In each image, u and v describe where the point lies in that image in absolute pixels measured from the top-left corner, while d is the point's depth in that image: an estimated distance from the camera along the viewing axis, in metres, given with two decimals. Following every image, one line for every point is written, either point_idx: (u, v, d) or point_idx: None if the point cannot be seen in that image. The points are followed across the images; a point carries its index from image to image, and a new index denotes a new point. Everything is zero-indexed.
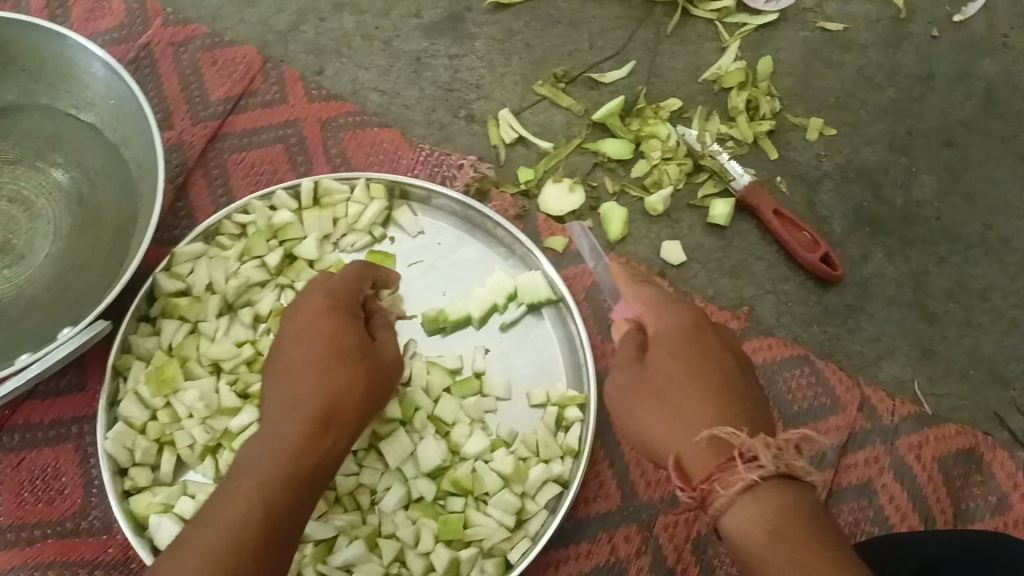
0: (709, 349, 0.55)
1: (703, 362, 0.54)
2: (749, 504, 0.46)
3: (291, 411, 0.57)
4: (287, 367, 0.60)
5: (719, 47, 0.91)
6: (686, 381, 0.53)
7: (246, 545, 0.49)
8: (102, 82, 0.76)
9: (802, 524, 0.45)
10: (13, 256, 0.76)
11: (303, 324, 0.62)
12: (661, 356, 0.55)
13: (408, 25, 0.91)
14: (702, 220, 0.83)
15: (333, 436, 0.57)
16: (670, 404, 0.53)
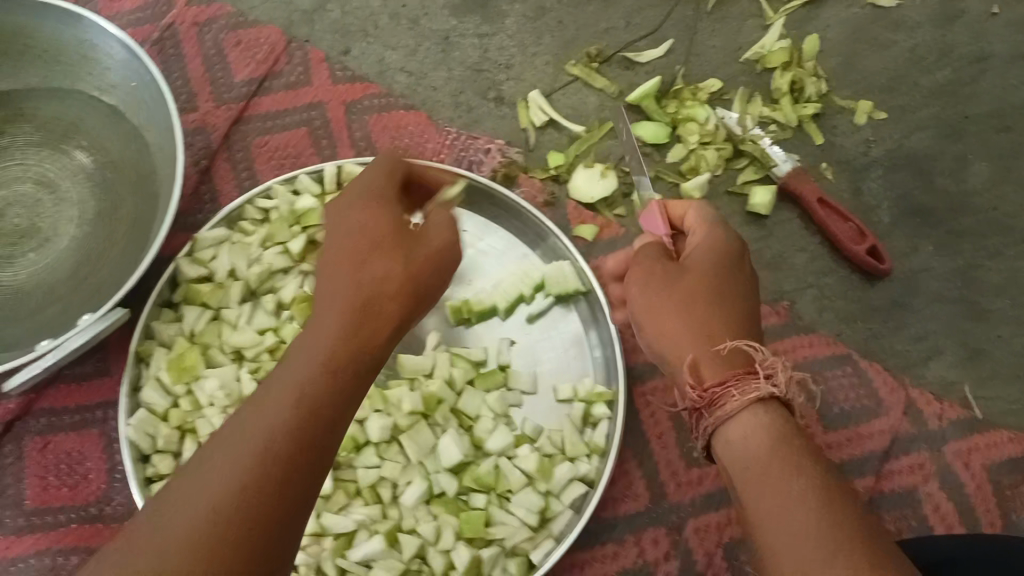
0: (741, 270, 0.55)
1: (738, 285, 0.53)
2: (748, 420, 0.47)
3: (327, 309, 0.49)
4: (327, 258, 0.52)
5: (762, 25, 0.86)
6: (715, 299, 0.52)
7: (273, 472, 0.43)
8: (122, 64, 0.74)
9: (802, 439, 0.47)
10: (37, 240, 0.75)
11: (343, 212, 0.54)
12: (697, 266, 0.54)
13: (437, 3, 0.88)
14: (741, 208, 0.79)
15: (369, 332, 0.49)
16: (696, 316, 0.52)
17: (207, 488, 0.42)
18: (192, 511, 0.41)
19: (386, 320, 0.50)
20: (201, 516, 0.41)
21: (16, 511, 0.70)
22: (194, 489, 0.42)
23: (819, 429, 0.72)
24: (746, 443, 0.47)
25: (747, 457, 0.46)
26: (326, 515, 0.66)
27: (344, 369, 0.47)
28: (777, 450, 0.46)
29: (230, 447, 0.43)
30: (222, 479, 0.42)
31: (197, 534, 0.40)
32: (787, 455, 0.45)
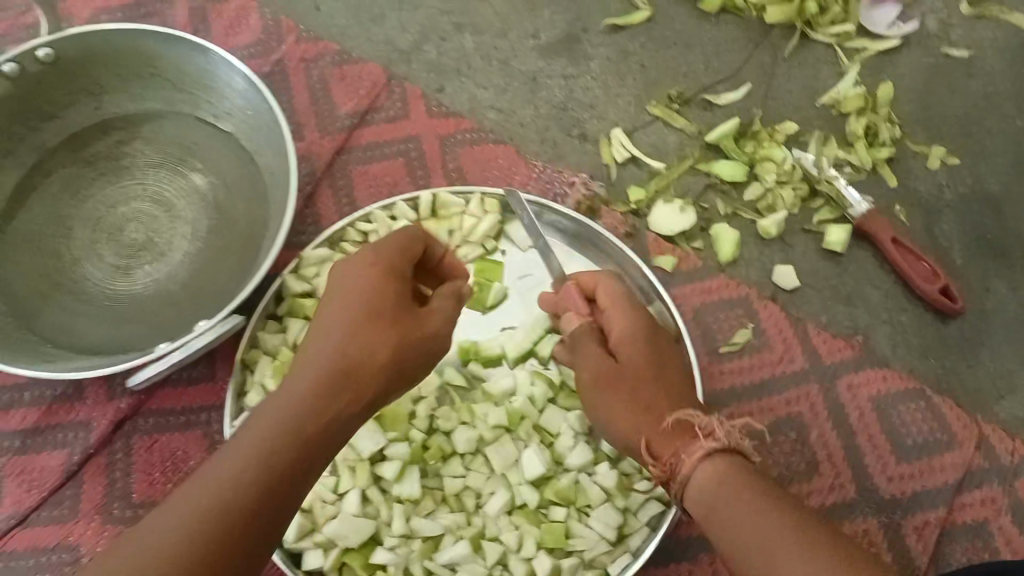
0: (663, 349, 0.61)
1: (665, 360, 0.60)
2: (711, 471, 0.52)
3: (307, 370, 0.53)
4: (318, 322, 0.56)
5: (838, 72, 0.90)
6: (650, 374, 0.59)
7: (221, 522, 0.46)
8: (240, 94, 0.80)
9: (760, 481, 0.51)
10: (154, 253, 0.82)
11: (342, 278, 0.58)
12: (634, 353, 0.60)
13: (526, 45, 0.93)
14: (817, 246, 0.82)
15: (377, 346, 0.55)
16: (637, 394, 0.58)
17: (168, 530, 0.46)
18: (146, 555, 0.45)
19: (387, 340, 0.56)
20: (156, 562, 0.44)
21: (124, 503, 0.75)
22: (164, 525, 0.46)
23: (893, 460, 0.74)
24: (711, 493, 0.51)
25: (716, 506, 0.51)
26: (415, 520, 0.70)
27: (343, 377, 0.53)
28: (746, 496, 0.50)
29: (196, 489, 0.48)
30: (172, 525, 0.46)
31: (221, 502, 0.47)
32: (757, 499, 0.50)
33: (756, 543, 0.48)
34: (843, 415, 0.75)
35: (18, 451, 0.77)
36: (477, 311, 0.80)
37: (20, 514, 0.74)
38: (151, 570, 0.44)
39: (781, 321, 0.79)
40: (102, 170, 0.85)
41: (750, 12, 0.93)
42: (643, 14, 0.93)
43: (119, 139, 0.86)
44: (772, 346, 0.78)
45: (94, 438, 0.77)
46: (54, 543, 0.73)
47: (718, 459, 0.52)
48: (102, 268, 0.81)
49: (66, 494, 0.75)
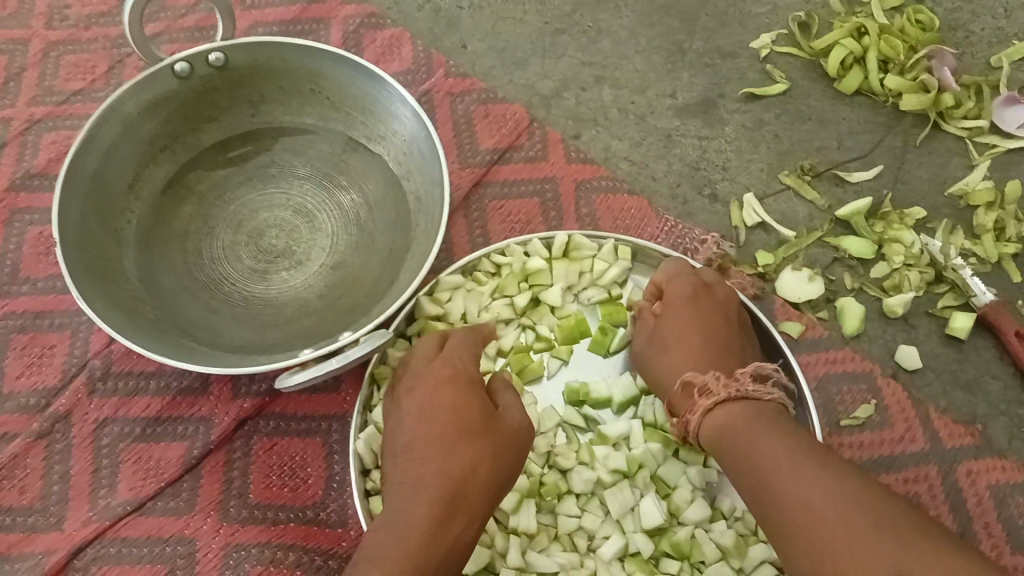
0: (702, 304, 0.72)
1: (702, 320, 0.71)
2: (724, 412, 0.63)
3: (416, 492, 0.61)
4: (413, 445, 0.64)
5: (967, 165, 0.92)
6: (679, 343, 0.70)
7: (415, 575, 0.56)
8: (400, 121, 0.83)
9: (763, 425, 0.60)
10: (292, 261, 0.84)
11: (423, 395, 0.67)
12: (669, 322, 0.72)
13: (663, 104, 0.96)
14: (939, 329, 0.83)
15: (436, 430, 0.64)
16: (675, 353, 0.70)
17: None
18: None
19: (446, 413, 0.65)
20: None
21: (240, 502, 0.74)
22: None
23: (1009, 551, 0.73)
24: (719, 437, 0.62)
25: (723, 448, 0.62)
26: (530, 553, 0.70)
27: (447, 492, 0.60)
28: (748, 428, 0.60)
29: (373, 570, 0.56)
30: None
31: None
32: (764, 434, 0.59)
33: (768, 461, 0.57)
34: (961, 502, 0.75)
35: (138, 437, 0.77)
36: (599, 354, 0.81)
37: (136, 501, 0.74)
38: None
39: (904, 401, 0.79)
40: (246, 174, 0.88)
41: (885, 98, 0.95)
42: (780, 86, 0.96)
43: (266, 147, 0.88)
44: (893, 424, 0.78)
45: (216, 433, 0.76)
46: (169, 534, 0.73)
47: (732, 405, 0.63)
48: (241, 269, 0.83)
49: (184, 486, 0.74)
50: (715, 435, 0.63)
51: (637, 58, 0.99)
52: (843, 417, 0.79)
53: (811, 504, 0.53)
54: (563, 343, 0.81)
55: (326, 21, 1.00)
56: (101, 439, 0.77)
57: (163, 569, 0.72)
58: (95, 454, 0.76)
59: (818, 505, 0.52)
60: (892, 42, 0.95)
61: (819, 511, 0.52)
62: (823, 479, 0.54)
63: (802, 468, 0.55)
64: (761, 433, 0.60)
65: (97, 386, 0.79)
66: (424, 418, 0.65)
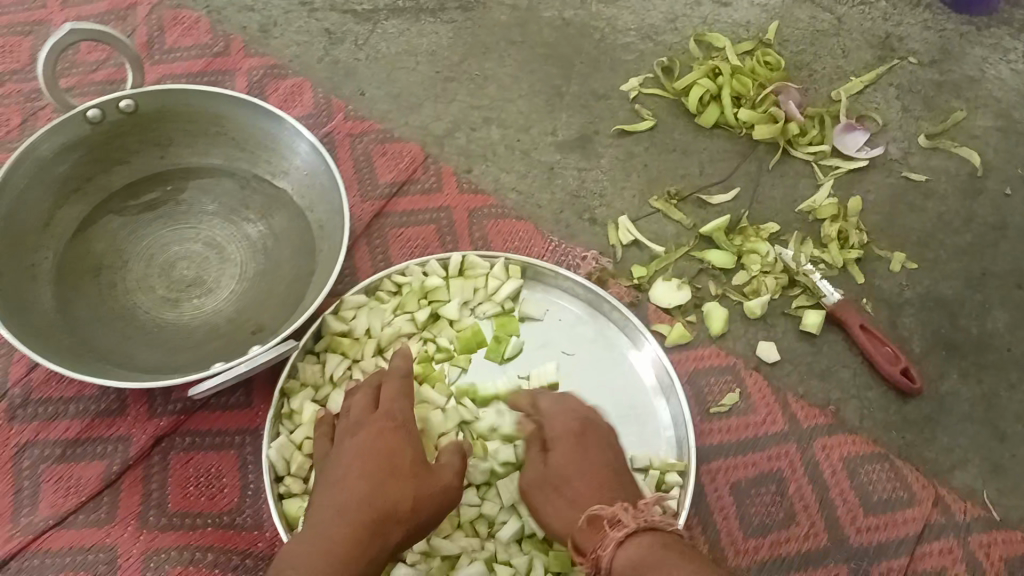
0: (593, 437, 0.74)
1: (594, 459, 0.72)
2: (637, 542, 0.61)
3: (342, 514, 0.65)
4: (346, 475, 0.68)
5: (813, 184, 1.04)
6: (573, 478, 0.71)
7: None
8: (301, 157, 0.90)
9: (674, 552, 0.59)
10: (202, 290, 0.89)
11: (364, 438, 0.71)
12: (562, 456, 0.72)
13: (545, 140, 1.06)
14: (795, 326, 0.93)
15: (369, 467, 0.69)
16: (573, 486, 0.70)
17: None
18: None
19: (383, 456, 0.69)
20: None
21: (159, 511, 0.78)
22: None
23: (861, 513, 0.83)
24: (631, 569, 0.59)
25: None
26: (436, 539, 0.76)
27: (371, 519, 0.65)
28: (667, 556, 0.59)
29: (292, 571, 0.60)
30: None
31: None
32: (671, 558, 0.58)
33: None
34: (819, 473, 0.84)
35: (58, 458, 0.80)
36: (495, 361, 0.88)
37: (58, 516, 0.77)
38: None
39: (765, 389, 0.89)
40: (157, 213, 0.93)
41: (741, 129, 1.07)
42: (647, 123, 1.07)
43: (175, 187, 0.94)
44: (757, 409, 0.87)
45: (133, 451, 0.80)
46: (91, 544, 0.76)
47: (642, 534, 0.62)
48: (154, 299, 0.88)
49: (103, 500, 0.78)
50: (627, 569, 0.60)
51: (521, 100, 1.09)
52: (712, 406, 0.88)
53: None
54: (461, 353, 0.88)
55: (232, 72, 1.08)
56: (22, 463, 0.80)
57: None
58: (15, 476, 0.79)
59: None
60: (744, 81, 1.09)
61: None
62: None
63: None
64: (670, 558, 0.58)
65: (17, 412, 0.82)
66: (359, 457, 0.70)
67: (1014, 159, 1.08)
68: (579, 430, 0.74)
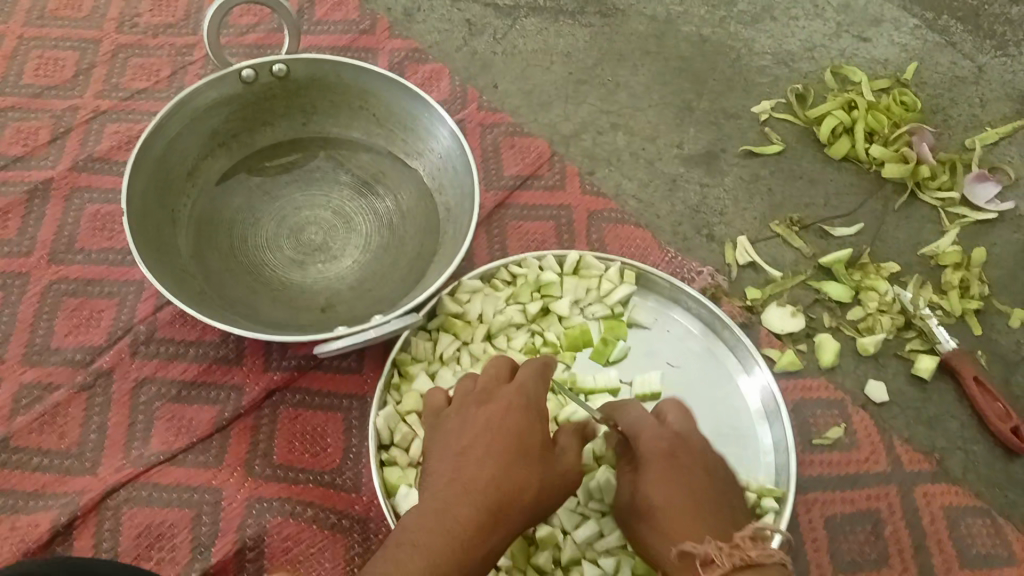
0: (687, 460, 0.69)
1: (685, 483, 0.67)
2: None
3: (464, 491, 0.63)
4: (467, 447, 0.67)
5: (939, 230, 1.02)
6: (669, 509, 0.66)
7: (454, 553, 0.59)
8: (438, 141, 0.93)
9: None
10: (328, 255, 0.92)
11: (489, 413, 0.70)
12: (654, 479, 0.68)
13: (670, 153, 1.07)
14: (906, 369, 0.92)
15: (480, 472, 0.65)
16: (669, 517, 0.66)
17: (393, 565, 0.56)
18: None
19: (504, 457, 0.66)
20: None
21: (264, 462, 0.80)
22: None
23: (956, 565, 0.81)
24: None
25: None
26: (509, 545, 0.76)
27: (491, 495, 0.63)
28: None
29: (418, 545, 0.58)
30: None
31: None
32: None
33: None
34: (917, 519, 0.83)
35: (174, 398, 0.84)
36: (599, 362, 0.89)
37: (169, 453, 0.81)
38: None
39: (870, 427, 0.87)
40: (292, 177, 0.96)
41: (870, 165, 1.06)
42: (775, 147, 1.07)
43: (312, 154, 0.98)
44: (860, 446, 0.86)
45: (245, 400, 0.84)
46: (198, 484, 0.79)
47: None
48: (282, 259, 0.91)
49: (213, 444, 0.81)
50: None
51: (650, 110, 1.10)
52: (816, 436, 0.87)
53: None
54: (567, 349, 0.89)
55: (374, 51, 1.11)
56: (140, 398, 0.84)
57: (190, 514, 0.78)
58: (131, 410, 0.83)
59: None
60: (879, 118, 1.07)
61: None
62: None
63: None
64: None
65: (139, 348, 0.86)
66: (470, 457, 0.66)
67: None
68: (671, 450, 0.69)
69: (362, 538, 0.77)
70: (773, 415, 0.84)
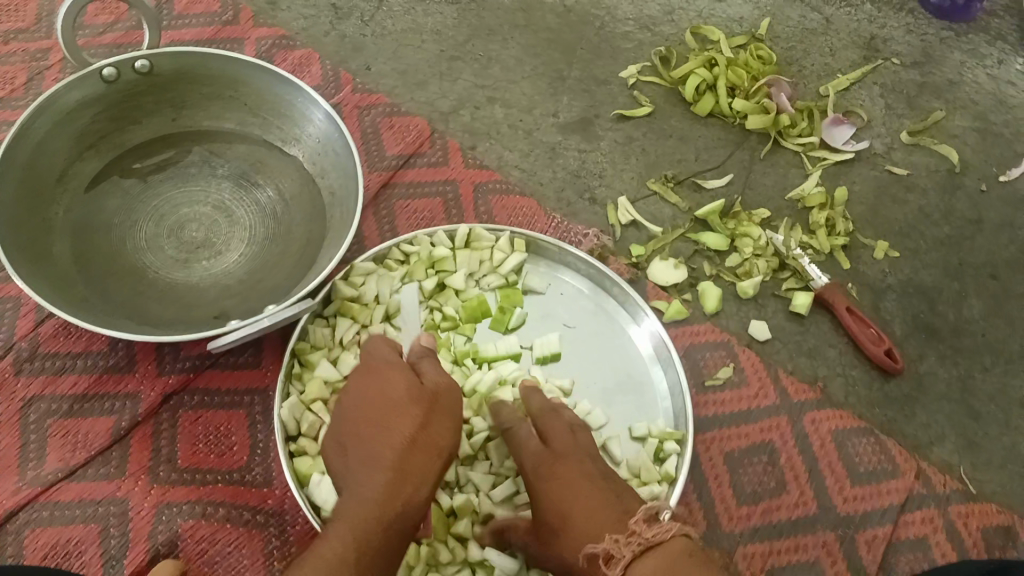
0: (570, 470, 0.69)
1: (583, 481, 0.68)
2: (634, 572, 0.56)
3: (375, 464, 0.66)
4: (367, 420, 0.70)
5: (802, 174, 1.09)
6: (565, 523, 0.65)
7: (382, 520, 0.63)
8: (315, 125, 0.92)
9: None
10: (212, 251, 0.90)
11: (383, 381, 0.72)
12: (550, 483, 0.68)
13: (548, 121, 1.09)
14: (785, 307, 0.97)
15: (410, 483, 0.66)
16: (567, 523, 0.65)
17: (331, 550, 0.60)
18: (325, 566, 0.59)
19: (425, 465, 0.68)
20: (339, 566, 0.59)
21: (169, 467, 0.78)
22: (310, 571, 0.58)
23: (847, 483, 0.86)
24: None
25: None
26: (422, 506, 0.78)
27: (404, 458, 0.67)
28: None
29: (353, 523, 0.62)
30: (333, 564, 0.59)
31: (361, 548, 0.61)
32: None
33: None
34: (808, 444, 0.88)
35: (66, 414, 0.80)
36: (499, 331, 0.91)
37: (67, 469, 0.77)
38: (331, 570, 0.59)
39: (757, 363, 0.92)
40: (166, 175, 0.94)
41: (735, 119, 1.11)
42: (645, 109, 1.10)
43: (184, 150, 0.95)
44: (750, 382, 0.91)
45: (142, 408, 0.81)
46: (101, 497, 0.76)
47: (641, 560, 0.57)
48: (163, 258, 0.89)
49: (114, 455, 0.79)
50: None
51: (524, 82, 1.12)
52: (707, 378, 0.91)
53: None
54: (467, 321, 0.90)
55: (240, 41, 1.09)
56: (29, 417, 0.80)
57: (96, 528, 0.75)
58: (22, 430, 0.79)
59: None
60: (739, 73, 1.12)
61: None
62: None
63: None
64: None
65: (24, 367, 0.82)
66: (395, 465, 0.66)
67: (991, 157, 1.13)
68: (552, 463, 0.70)
69: (278, 531, 0.76)
70: (666, 362, 0.88)
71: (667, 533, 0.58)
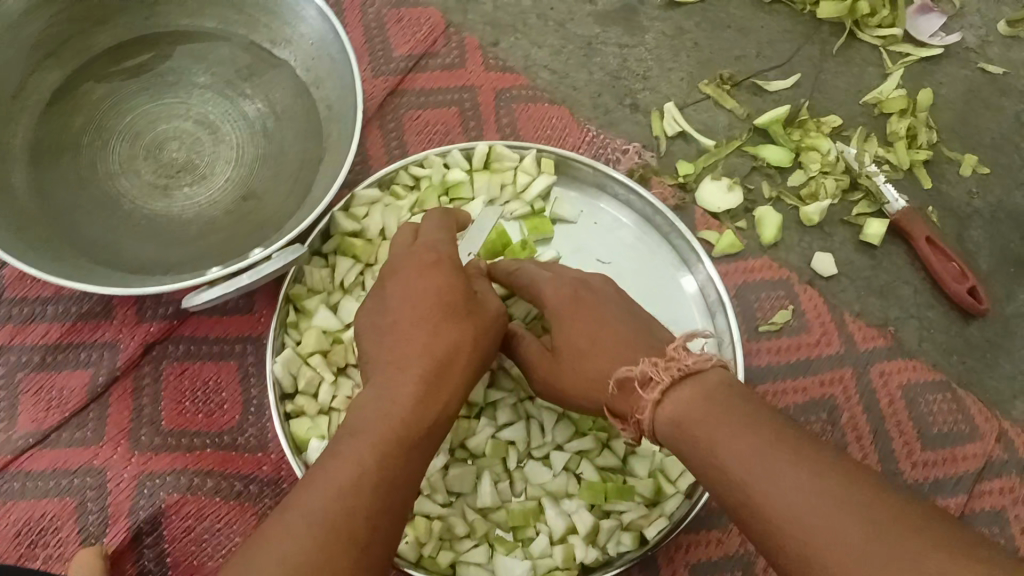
0: (596, 302, 0.63)
1: (605, 323, 0.61)
2: (675, 399, 0.52)
3: (401, 373, 0.56)
4: (389, 324, 0.60)
5: (881, 74, 0.92)
6: (595, 348, 0.60)
7: (401, 444, 0.52)
8: (307, 24, 0.77)
9: (723, 409, 0.50)
10: (195, 175, 0.79)
11: (405, 272, 0.62)
12: (569, 328, 0.61)
13: (583, 10, 0.93)
14: (854, 237, 0.84)
15: (442, 400, 0.56)
16: (595, 358, 0.59)
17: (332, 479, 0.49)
18: (322, 504, 0.47)
19: (456, 383, 0.58)
20: (337, 499, 0.48)
21: (151, 430, 0.70)
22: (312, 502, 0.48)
23: (918, 446, 0.77)
24: (685, 421, 0.51)
25: (688, 432, 0.50)
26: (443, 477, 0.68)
27: (429, 368, 0.56)
28: (716, 411, 0.50)
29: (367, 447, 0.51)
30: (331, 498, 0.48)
31: (366, 482, 0.50)
32: (731, 416, 0.49)
33: (733, 452, 0.47)
34: (874, 401, 0.78)
35: (36, 368, 0.72)
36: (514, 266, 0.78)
37: (40, 433, 0.70)
38: (328, 505, 0.48)
39: (821, 306, 0.81)
40: (140, 83, 0.81)
41: (804, 6, 0.94)
42: None
43: (160, 53, 0.81)
44: (810, 329, 0.80)
45: (121, 360, 0.72)
46: (77, 466, 0.69)
47: (678, 389, 0.52)
48: (140, 185, 0.78)
49: (90, 417, 0.71)
50: (674, 430, 0.51)
51: None
52: (762, 322, 0.80)
53: (763, 471, 0.45)
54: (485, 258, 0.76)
55: None
56: None
57: (72, 502, 0.68)
58: None
59: (763, 481, 0.45)
60: None
61: (736, 451, 0.47)
62: (764, 443, 0.47)
63: (779, 467, 0.45)
64: (726, 418, 0.49)
65: None
66: (431, 376, 0.56)
67: None
68: (574, 294, 0.63)
69: (273, 503, 0.68)
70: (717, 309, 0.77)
71: (704, 360, 0.53)
